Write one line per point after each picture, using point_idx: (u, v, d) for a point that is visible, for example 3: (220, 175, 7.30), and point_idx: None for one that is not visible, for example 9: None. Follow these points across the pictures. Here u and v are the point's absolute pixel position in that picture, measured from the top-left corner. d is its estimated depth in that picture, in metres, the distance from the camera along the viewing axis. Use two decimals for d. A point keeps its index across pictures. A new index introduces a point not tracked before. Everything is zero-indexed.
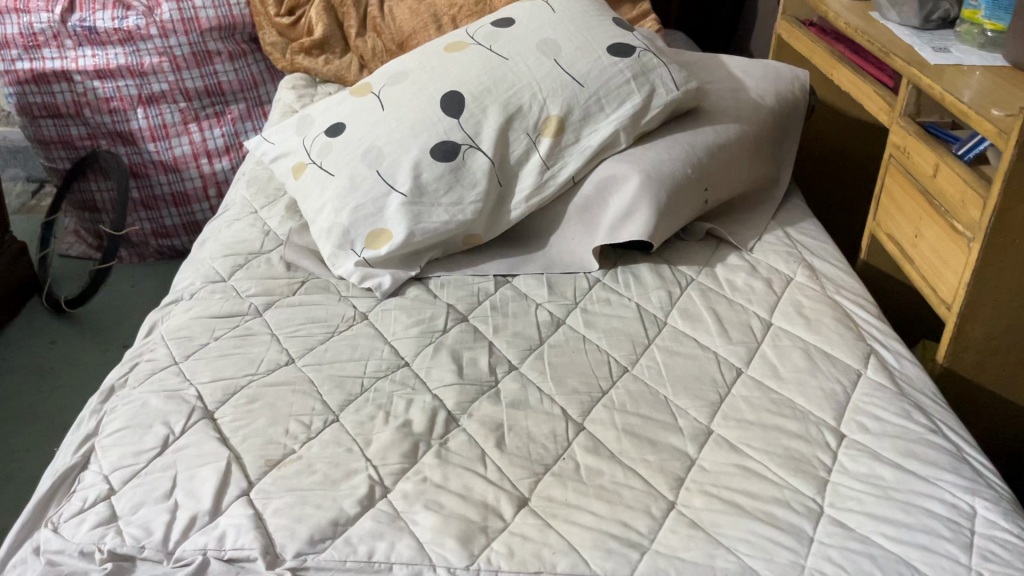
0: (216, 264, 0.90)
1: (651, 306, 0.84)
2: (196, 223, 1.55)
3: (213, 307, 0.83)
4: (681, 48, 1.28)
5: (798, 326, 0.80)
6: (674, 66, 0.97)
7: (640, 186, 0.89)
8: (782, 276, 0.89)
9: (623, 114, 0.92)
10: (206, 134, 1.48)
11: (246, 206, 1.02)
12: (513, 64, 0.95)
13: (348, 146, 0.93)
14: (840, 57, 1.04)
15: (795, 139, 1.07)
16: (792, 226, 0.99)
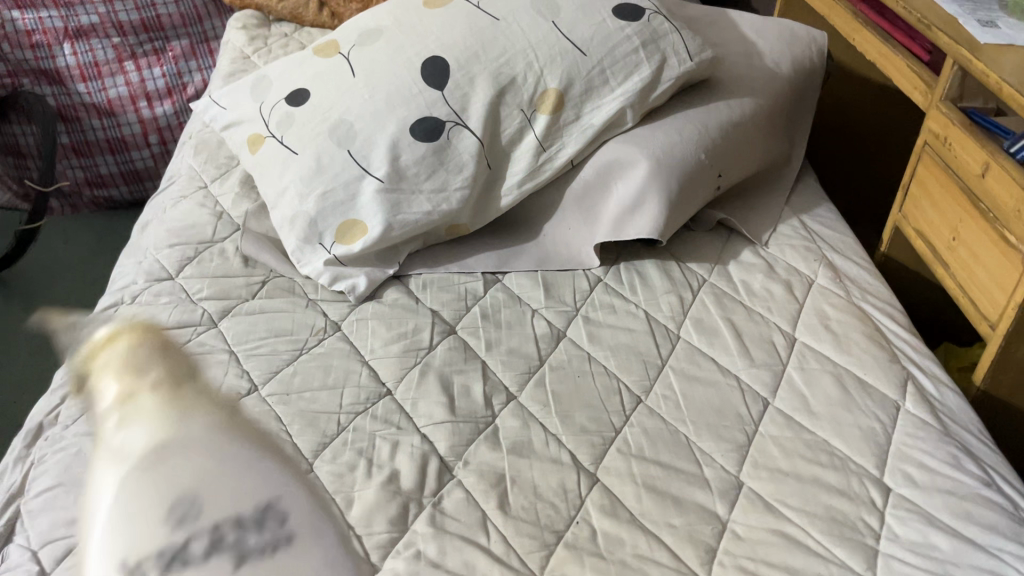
0: (162, 257, 0.78)
1: (660, 316, 0.75)
2: (136, 172, 1.40)
3: (159, 316, 0.71)
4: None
5: (826, 343, 0.72)
6: (687, 31, 0.85)
7: (648, 175, 0.78)
8: (802, 278, 0.80)
9: (630, 88, 0.80)
10: (144, 73, 1.32)
11: (194, 179, 0.90)
12: (505, 25, 0.82)
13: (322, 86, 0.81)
14: (864, 19, 0.94)
15: (810, 110, 0.97)
16: (807, 213, 0.89)
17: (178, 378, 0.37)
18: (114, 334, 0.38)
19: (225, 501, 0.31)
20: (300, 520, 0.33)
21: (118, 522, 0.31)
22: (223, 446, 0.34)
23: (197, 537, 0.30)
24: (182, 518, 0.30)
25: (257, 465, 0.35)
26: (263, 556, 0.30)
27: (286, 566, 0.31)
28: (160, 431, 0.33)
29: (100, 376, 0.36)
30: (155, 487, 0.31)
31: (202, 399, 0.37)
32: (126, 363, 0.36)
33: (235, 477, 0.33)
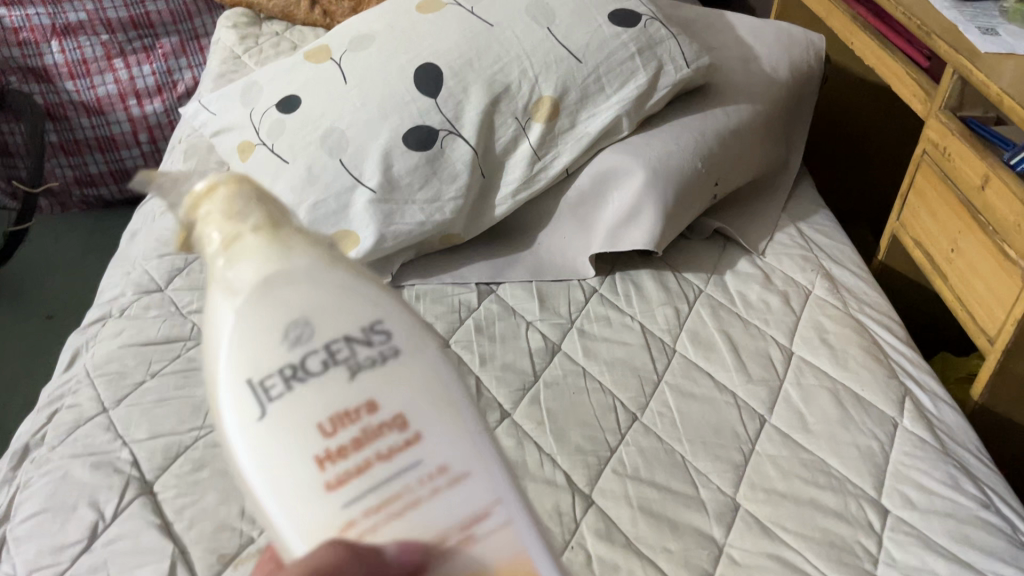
0: (150, 267, 0.77)
1: (656, 328, 0.74)
2: (126, 170, 1.38)
3: (148, 330, 0.70)
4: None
5: (823, 357, 0.71)
6: (684, 37, 0.83)
7: (645, 184, 0.77)
8: (799, 288, 0.79)
9: (626, 96, 0.79)
10: (134, 71, 1.31)
11: None
12: (499, 31, 0.80)
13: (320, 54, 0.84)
14: (863, 23, 0.92)
15: (808, 114, 0.96)
16: (805, 221, 0.88)
17: (283, 223, 0.33)
18: (216, 184, 0.34)
19: (341, 325, 0.31)
20: (406, 343, 0.32)
21: (241, 345, 0.31)
22: (329, 270, 0.32)
23: (313, 354, 0.30)
24: (297, 338, 0.31)
25: (361, 289, 0.32)
26: (373, 371, 0.31)
27: (397, 376, 0.31)
28: (271, 265, 0.31)
29: (203, 223, 0.33)
30: (276, 310, 0.31)
31: (304, 239, 0.33)
32: (220, 211, 0.33)
33: (347, 295, 0.32)
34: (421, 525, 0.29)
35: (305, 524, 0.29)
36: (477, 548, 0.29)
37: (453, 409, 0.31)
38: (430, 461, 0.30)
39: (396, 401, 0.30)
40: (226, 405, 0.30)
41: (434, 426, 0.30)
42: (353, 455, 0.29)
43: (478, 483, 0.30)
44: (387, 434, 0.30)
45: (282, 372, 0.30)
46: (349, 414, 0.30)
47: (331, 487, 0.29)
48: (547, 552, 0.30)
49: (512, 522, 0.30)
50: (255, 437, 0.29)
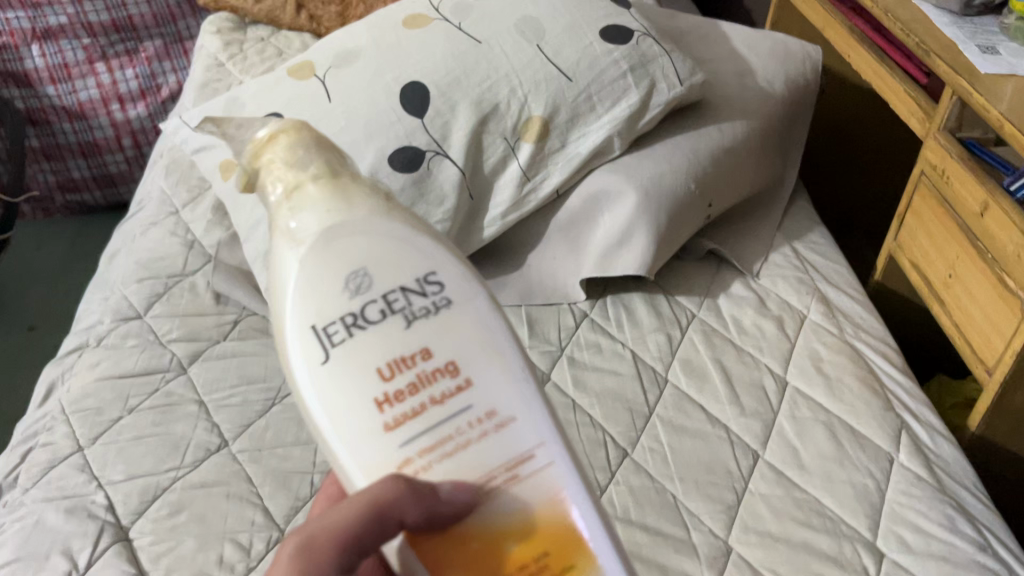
0: (129, 293, 0.75)
1: (648, 357, 0.73)
2: (110, 176, 1.36)
3: (125, 362, 0.68)
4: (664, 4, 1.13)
5: (818, 388, 0.70)
6: (677, 52, 0.81)
7: (637, 207, 0.76)
8: (794, 313, 0.77)
9: (617, 115, 0.77)
10: (116, 75, 1.28)
11: (164, 203, 0.86)
12: (488, 48, 0.78)
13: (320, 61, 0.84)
14: (861, 36, 0.90)
15: (804, 128, 0.94)
16: (800, 239, 0.87)
17: (339, 171, 0.36)
18: (276, 132, 0.37)
19: (397, 275, 0.34)
20: (458, 292, 0.35)
21: (301, 290, 0.34)
22: (387, 215, 0.35)
23: (371, 304, 0.33)
24: (358, 286, 0.34)
25: (417, 236, 0.35)
26: (428, 320, 0.34)
27: (449, 324, 0.34)
28: (333, 214, 0.34)
29: (265, 169, 0.36)
30: (337, 261, 0.34)
31: (360, 184, 0.36)
32: (280, 157, 0.36)
33: (401, 241, 0.35)
34: (471, 465, 0.32)
35: (364, 459, 0.32)
36: (520, 489, 0.32)
37: (502, 357, 0.34)
38: (482, 406, 0.33)
39: (450, 348, 0.33)
40: (294, 348, 0.34)
41: (484, 372, 0.33)
42: (409, 399, 0.33)
43: (523, 426, 0.33)
44: (440, 379, 0.33)
45: (342, 319, 0.33)
46: (405, 359, 0.33)
47: (389, 428, 0.32)
48: (585, 490, 0.33)
49: (554, 464, 0.33)
50: (323, 378, 0.33)
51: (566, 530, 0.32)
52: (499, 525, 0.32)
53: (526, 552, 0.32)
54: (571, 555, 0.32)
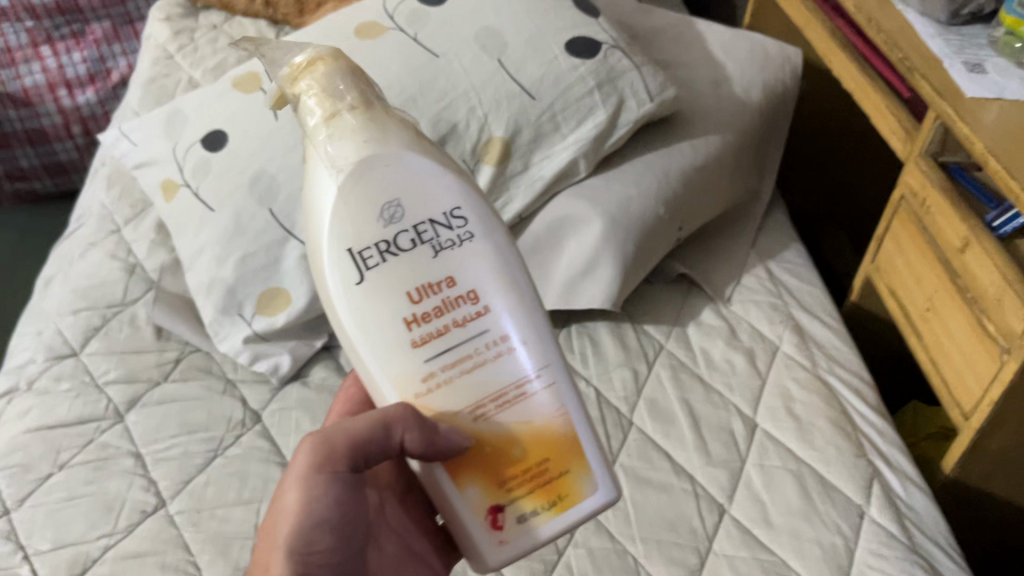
0: (63, 327, 0.71)
1: (612, 396, 0.69)
2: (60, 164, 1.31)
3: (57, 409, 0.64)
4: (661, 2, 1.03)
5: (789, 433, 0.67)
6: (647, 65, 0.76)
7: (603, 236, 0.72)
8: (766, 344, 0.74)
9: (583, 136, 0.73)
10: (62, 59, 1.23)
11: (105, 220, 0.81)
12: (445, 63, 0.73)
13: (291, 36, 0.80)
14: (843, 42, 0.85)
15: (784, 135, 0.89)
16: (775, 258, 0.83)
17: (373, 104, 0.43)
18: (314, 59, 0.43)
19: (425, 210, 0.42)
20: (478, 227, 0.43)
21: (341, 216, 0.41)
22: (417, 152, 0.42)
23: (403, 233, 0.41)
24: (392, 215, 0.41)
25: (443, 173, 0.43)
26: (452, 250, 0.42)
27: (470, 255, 0.42)
28: (371, 146, 0.41)
29: (303, 92, 0.43)
30: (376, 194, 0.41)
31: (392, 117, 0.43)
32: (317, 84, 0.43)
33: (429, 178, 0.42)
34: (487, 380, 0.42)
35: (396, 364, 0.41)
36: (525, 403, 0.42)
37: (517, 290, 0.43)
38: (497, 330, 0.42)
39: (471, 280, 0.42)
40: (332, 265, 0.41)
41: (499, 300, 0.42)
42: (435, 320, 0.41)
43: (530, 350, 0.43)
44: (463, 305, 0.42)
45: (377, 245, 0.41)
46: (433, 285, 0.41)
47: (417, 344, 0.41)
48: (576, 403, 0.44)
49: (555, 383, 0.43)
50: (360, 293, 0.41)
51: (559, 440, 0.43)
52: (508, 435, 0.42)
53: (529, 457, 0.42)
54: (565, 461, 0.43)
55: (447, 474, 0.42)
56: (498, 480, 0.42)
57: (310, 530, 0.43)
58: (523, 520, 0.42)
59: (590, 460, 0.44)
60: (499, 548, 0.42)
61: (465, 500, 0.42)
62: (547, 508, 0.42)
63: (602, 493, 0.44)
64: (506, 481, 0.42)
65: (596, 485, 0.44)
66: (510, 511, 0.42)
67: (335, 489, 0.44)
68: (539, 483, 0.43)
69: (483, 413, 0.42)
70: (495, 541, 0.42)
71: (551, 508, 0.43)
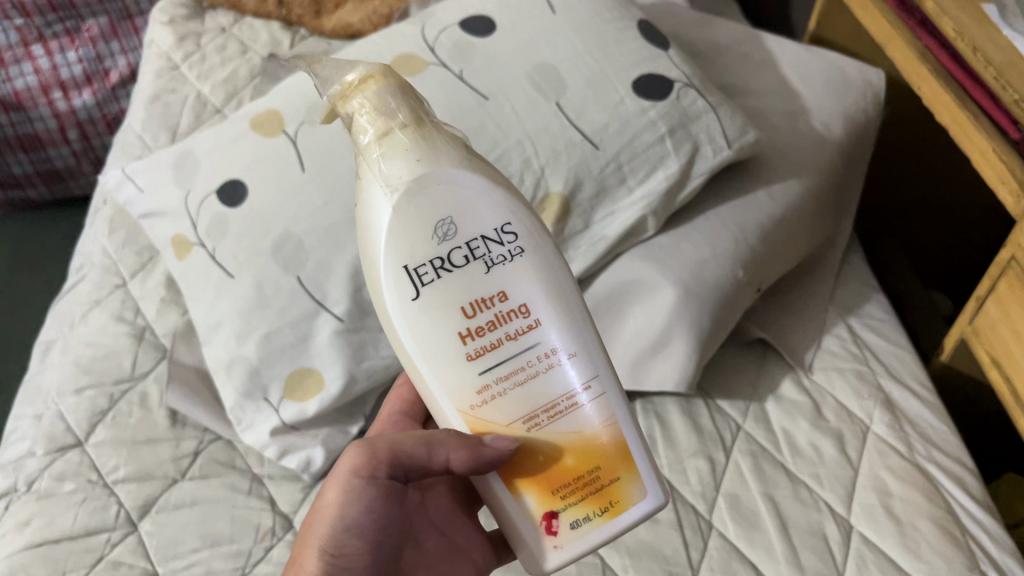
0: (66, 410, 0.63)
1: (688, 493, 0.62)
2: (55, 171, 1.26)
3: (62, 520, 0.57)
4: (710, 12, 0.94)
5: (890, 539, 0.59)
6: (724, 105, 0.67)
7: (675, 307, 0.63)
8: (855, 425, 0.66)
9: (651, 190, 0.64)
10: (56, 59, 1.14)
11: (108, 271, 0.73)
12: (495, 106, 0.63)
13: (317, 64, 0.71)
14: (938, 70, 0.75)
15: (863, 168, 0.79)
16: (855, 313, 0.75)
17: (425, 121, 0.39)
18: (365, 76, 0.39)
19: (478, 225, 0.39)
20: (528, 240, 0.39)
21: (392, 234, 0.38)
22: (470, 168, 0.39)
23: (456, 250, 0.38)
24: (445, 231, 0.38)
25: (496, 188, 0.39)
26: (506, 265, 0.39)
27: (523, 271, 0.39)
28: (423, 162, 0.38)
29: (354, 112, 0.39)
30: (430, 209, 0.38)
31: (444, 135, 0.39)
32: (369, 104, 0.39)
33: (481, 193, 0.39)
34: (540, 391, 0.39)
35: (450, 379, 0.39)
36: (577, 413, 0.40)
37: (567, 303, 0.40)
38: (549, 343, 0.39)
39: (523, 293, 0.39)
40: (386, 283, 0.38)
41: (551, 313, 0.39)
42: (488, 334, 0.38)
43: (582, 362, 0.40)
44: (515, 318, 0.39)
45: (432, 262, 0.38)
46: (486, 300, 0.38)
47: (471, 357, 0.38)
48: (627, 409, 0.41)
49: (606, 393, 0.40)
50: (414, 311, 0.38)
51: (612, 446, 0.40)
52: (560, 443, 0.40)
53: (582, 465, 0.40)
54: (616, 468, 0.40)
55: (499, 479, 0.40)
56: (551, 487, 0.40)
57: (346, 534, 0.42)
58: (576, 526, 0.40)
59: (641, 466, 0.41)
60: (553, 555, 0.40)
61: (518, 507, 0.40)
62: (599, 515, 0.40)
63: (654, 498, 0.41)
64: (559, 488, 0.40)
65: (647, 490, 0.41)
66: (564, 517, 0.40)
67: (372, 494, 0.43)
68: (592, 489, 0.40)
69: (536, 424, 0.39)
70: (548, 548, 0.40)
71: (603, 515, 0.40)
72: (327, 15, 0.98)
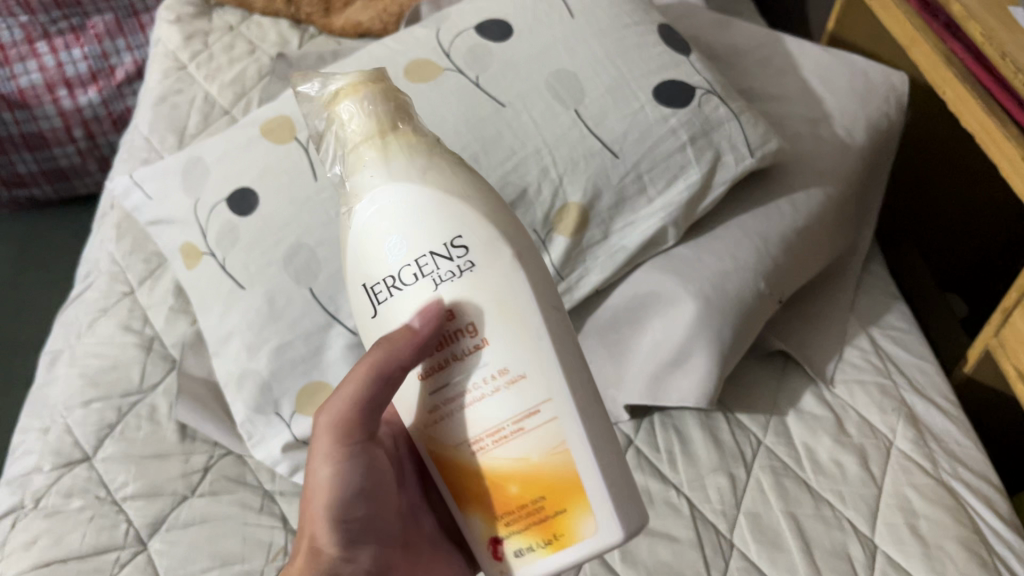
0: (73, 424, 0.62)
1: (708, 511, 0.60)
2: (60, 170, 1.25)
3: (69, 539, 0.55)
4: (725, 13, 0.93)
5: (916, 560, 0.57)
6: (746, 112, 0.65)
7: (696, 320, 0.61)
8: (878, 440, 0.64)
9: (672, 201, 0.62)
10: (61, 57, 1.13)
11: (116, 279, 0.72)
12: (512, 114, 0.62)
13: (330, 69, 0.69)
14: (962, 73, 0.73)
15: (884, 174, 0.78)
16: (877, 323, 0.73)
17: (386, 130, 0.38)
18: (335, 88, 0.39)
19: (428, 242, 0.37)
20: (483, 253, 0.37)
21: (353, 254, 0.39)
22: (422, 181, 0.37)
23: (405, 269, 0.37)
24: (394, 250, 0.37)
25: (451, 198, 0.37)
26: (455, 283, 0.37)
27: (475, 289, 0.37)
28: (370, 182, 0.37)
29: (328, 125, 0.39)
30: (379, 229, 0.37)
31: (401, 146, 0.38)
32: (342, 116, 0.38)
33: (431, 208, 0.37)
34: (481, 417, 0.37)
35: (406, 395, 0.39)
36: (521, 439, 0.37)
37: (520, 321, 0.37)
38: (494, 365, 0.37)
39: (471, 312, 0.37)
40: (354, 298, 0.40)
41: (501, 332, 0.36)
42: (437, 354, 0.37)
43: (529, 384, 0.36)
44: (463, 338, 0.37)
45: (385, 281, 0.38)
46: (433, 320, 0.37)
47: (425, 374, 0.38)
48: (586, 434, 0.37)
49: (559, 418, 0.37)
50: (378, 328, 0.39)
51: (563, 475, 0.37)
52: (504, 470, 0.37)
53: (526, 493, 0.37)
54: (565, 500, 0.37)
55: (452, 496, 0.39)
56: (495, 513, 0.38)
57: (349, 500, 0.43)
58: (520, 555, 0.38)
59: (597, 499, 0.37)
60: None
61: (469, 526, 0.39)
62: (541, 547, 0.37)
63: (612, 532, 0.37)
64: (503, 515, 0.38)
65: (604, 523, 0.37)
66: (508, 544, 0.38)
67: (361, 456, 0.43)
68: (537, 519, 0.37)
69: (480, 449, 0.37)
70: (496, 570, 0.38)
71: (549, 545, 0.37)
72: (337, 15, 0.96)
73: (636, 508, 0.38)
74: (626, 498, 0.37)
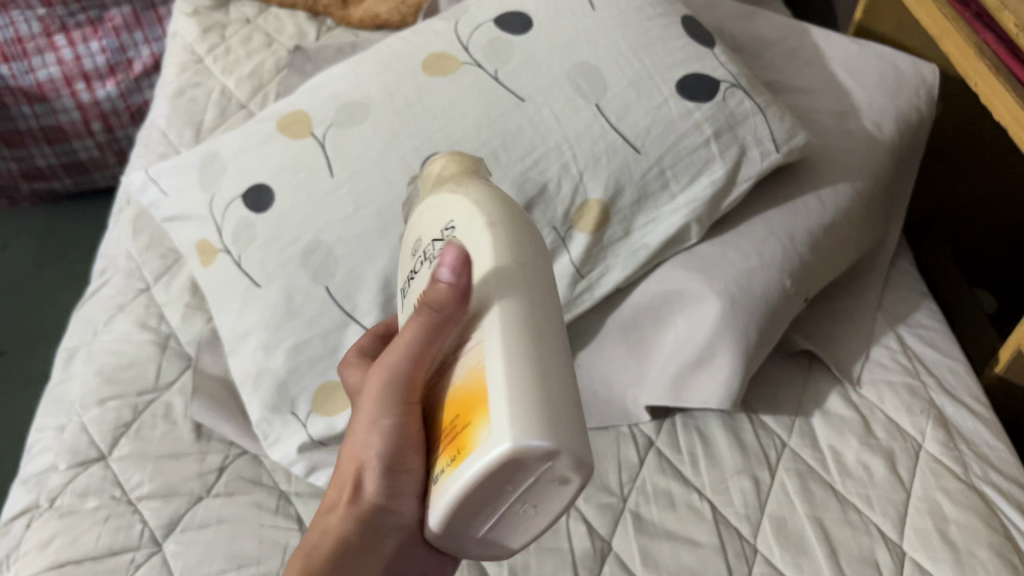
0: (89, 422, 0.61)
1: (732, 515, 0.59)
2: (79, 163, 1.26)
3: (84, 539, 0.55)
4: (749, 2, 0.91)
5: (947, 567, 0.55)
6: (773, 106, 0.64)
7: (720, 320, 0.60)
8: (907, 443, 0.62)
9: (697, 197, 0.61)
10: (80, 50, 1.14)
11: (132, 275, 0.71)
12: (533, 109, 0.61)
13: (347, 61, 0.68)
14: (996, 63, 0.71)
15: (914, 168, 0.76)
16: (905, 322, 0.71)
17: (434, 168, 0.44)
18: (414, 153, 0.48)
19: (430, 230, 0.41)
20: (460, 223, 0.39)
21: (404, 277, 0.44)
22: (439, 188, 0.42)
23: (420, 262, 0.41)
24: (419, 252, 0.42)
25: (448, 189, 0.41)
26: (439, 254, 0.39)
27: None
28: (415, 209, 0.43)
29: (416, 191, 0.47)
30: (427, 210, 0.41)
31: (437, 173, 0.43)
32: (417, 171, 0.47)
33: (438, 202, 0.41)
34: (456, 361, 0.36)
35: None
36: (465, 367, 0.34)
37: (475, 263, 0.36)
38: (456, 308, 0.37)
39: None
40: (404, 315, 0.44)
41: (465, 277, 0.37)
42: None
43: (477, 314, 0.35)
44: None
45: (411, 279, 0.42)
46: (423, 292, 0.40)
47: None
48: (502, 345, 0.32)
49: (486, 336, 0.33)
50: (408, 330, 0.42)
51: (477, 389, 0.32)
52: (453, 396, 0.34)
53: (455, 419, 0.33)
54: (472, 412, 0.32)
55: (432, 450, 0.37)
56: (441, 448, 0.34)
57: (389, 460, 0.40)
58: (440, 485, 0.33)
59: (492, 401, 0.30)
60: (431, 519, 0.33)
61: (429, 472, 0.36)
62: (445, 467, 0.32)
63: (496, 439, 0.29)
64: (442, 448, 0.34)
65: (499, 429, 0.29)
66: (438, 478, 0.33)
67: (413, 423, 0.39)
68: (454, 442, 0.33)
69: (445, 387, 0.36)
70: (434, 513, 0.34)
71: (453, 462, 0.32)
72: (355, 6, 0.95)
73: (549, 425, 0.29)
74: (529, 405, 0.30)
